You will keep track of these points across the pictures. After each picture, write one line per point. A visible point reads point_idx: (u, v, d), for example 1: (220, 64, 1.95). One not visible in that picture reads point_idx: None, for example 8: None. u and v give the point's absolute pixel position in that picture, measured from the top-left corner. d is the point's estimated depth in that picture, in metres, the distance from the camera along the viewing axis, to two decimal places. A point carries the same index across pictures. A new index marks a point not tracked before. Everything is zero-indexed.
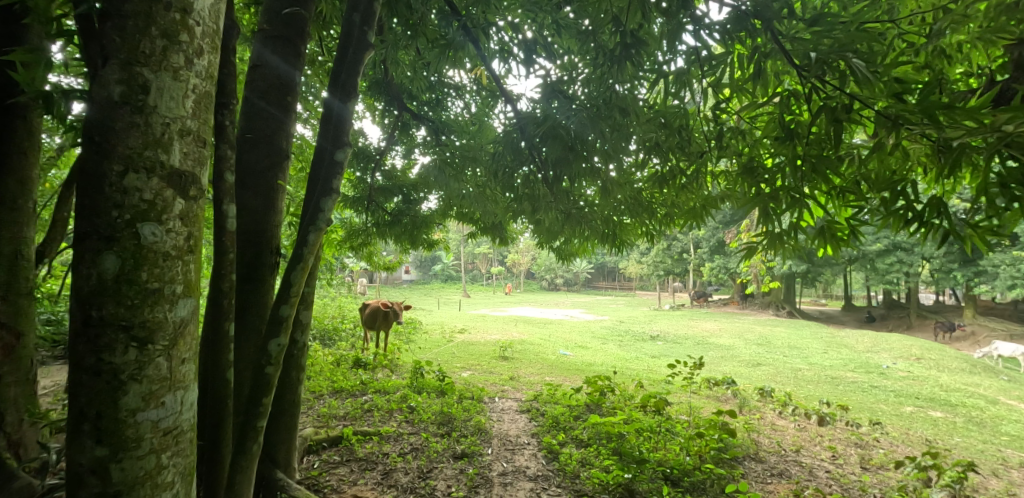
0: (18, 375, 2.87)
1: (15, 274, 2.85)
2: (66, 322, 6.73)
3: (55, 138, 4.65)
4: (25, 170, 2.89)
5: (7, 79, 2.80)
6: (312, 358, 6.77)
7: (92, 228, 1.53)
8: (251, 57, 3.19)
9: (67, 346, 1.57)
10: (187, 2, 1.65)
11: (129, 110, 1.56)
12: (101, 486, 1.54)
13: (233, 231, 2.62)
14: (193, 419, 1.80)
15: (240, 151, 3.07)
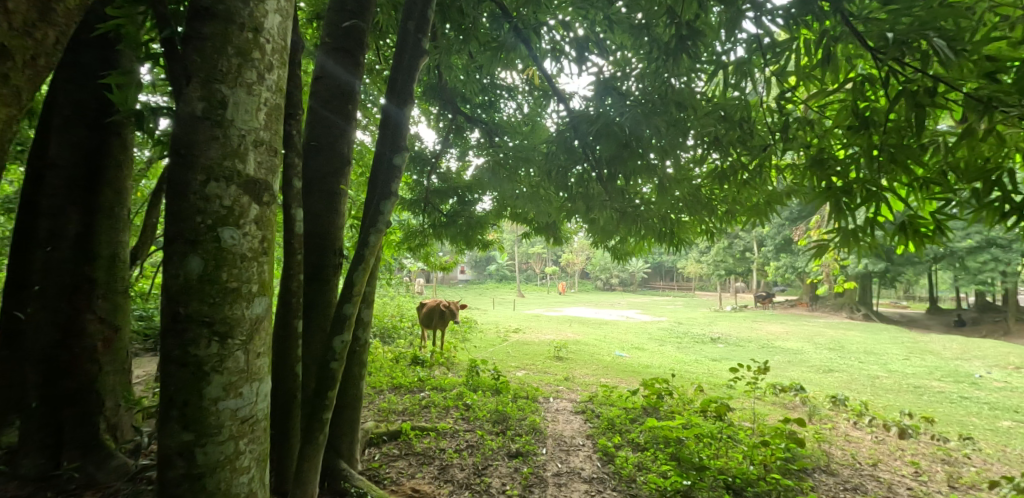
0: (116, 365, 3.21)
1: (115, 274, 3.19)
2: (155, 318, 7.39)
3: (145, 150, 5.13)
4: (120, 181, 3.23)
5: (105, 100, 3.15)
6: (373, 355, 7.04)
7: (178, 233, 1.68)
8: (315, 68, 3.37)
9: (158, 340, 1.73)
10: (258, 22, 1.78)
11: (209, 124, 1.70)
12: (187, 467, 1.69)
13: (301, 233, 2.78)
14: (267, 409, 1.93)
15: (307, 159, 3.25)
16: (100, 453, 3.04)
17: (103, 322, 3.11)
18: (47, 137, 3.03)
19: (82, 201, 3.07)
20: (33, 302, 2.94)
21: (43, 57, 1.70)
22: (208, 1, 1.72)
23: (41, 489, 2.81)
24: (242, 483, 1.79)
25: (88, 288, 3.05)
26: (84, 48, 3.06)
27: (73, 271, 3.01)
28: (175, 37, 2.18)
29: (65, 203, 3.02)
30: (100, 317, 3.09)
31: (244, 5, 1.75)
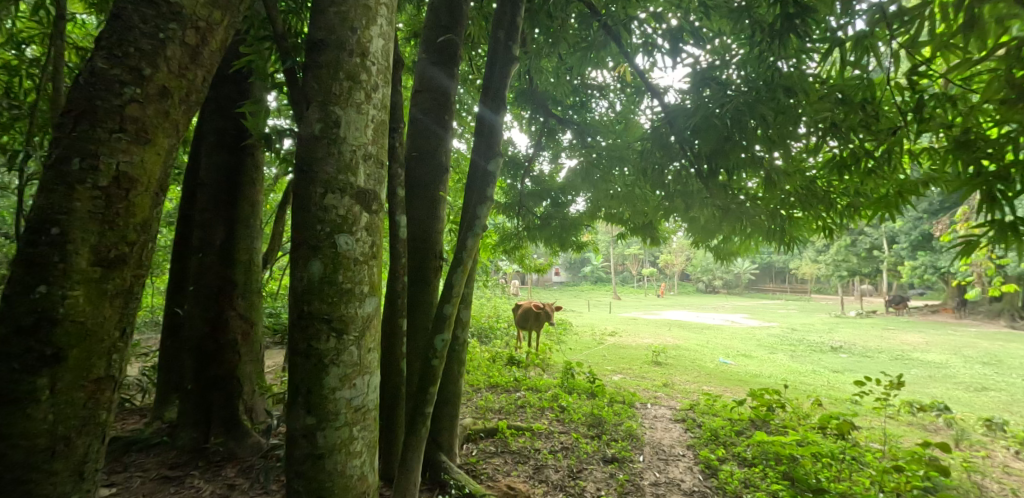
0: (253, 355, 3.69)
1: (250, 276, 3.66)
2: (282, 315, 8.34)
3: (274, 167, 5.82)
4: (253, 196, 3.72)
5: (240, 127, 3.67)
6: (471, 354, 7.31)
7: (303, 240, 1.88)
8: (415, 83, 3.59)
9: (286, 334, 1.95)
10: (364, 47, 1.95)
11: (326, 142, 1.89)
12: (310, 448, 1.89)
13: (405, 238, 2.97)
14: (376, 400, 2.10)
15: (410, 168, 3.48)
16: (239, 431, 3.51)
17: (242, 317, 3.59)
18: (200, 161, 3.61)
19: (225, 213, 3.58)
20: (190, 300, 3.47)
21: (195, 93, 1.99)
22: (323, 33, 1.92)
23: (194, 458, 3.36)
24: (356, 466, 1.97)
25: (229, 288, 3.54)
26: (223, 83, 3.62)
27: (218, 274, 3.53)
28: (295, 66, 2.46)
29: (211, 216, 3.55)
30: (239, 313, 3.58)
31: (352, 33, 1.94)
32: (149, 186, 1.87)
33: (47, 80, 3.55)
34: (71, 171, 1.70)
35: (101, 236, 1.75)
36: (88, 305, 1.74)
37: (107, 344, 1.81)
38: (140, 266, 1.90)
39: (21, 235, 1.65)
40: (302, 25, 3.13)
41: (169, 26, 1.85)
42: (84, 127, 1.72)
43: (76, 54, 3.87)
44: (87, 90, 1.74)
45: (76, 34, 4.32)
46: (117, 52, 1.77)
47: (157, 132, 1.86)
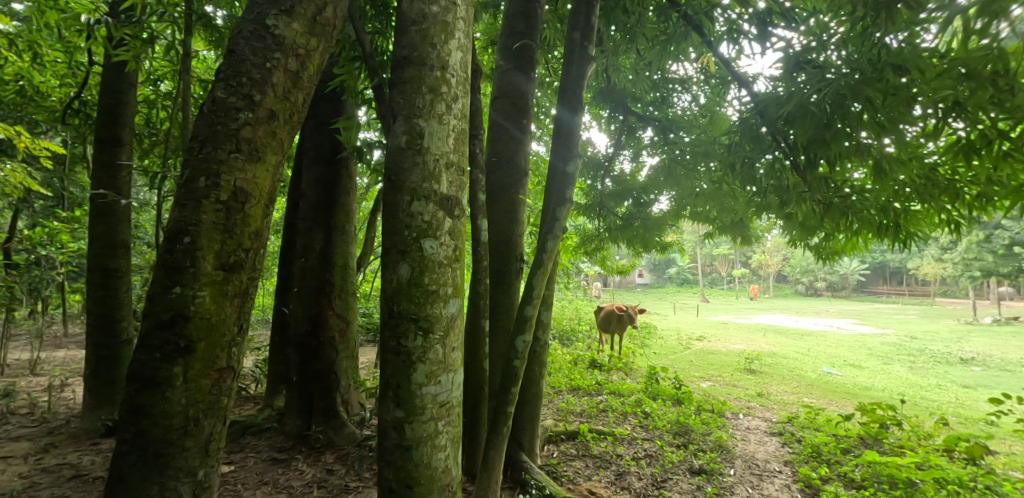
0: (349, 351, 4.00)
1: (346, 278, 3.98)
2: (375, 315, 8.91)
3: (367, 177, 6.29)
4: (348, 204, 4.04)
5: (336, 141, 4.00)
6: (553, 355, 7.33)
7: (392, 244, 2.01)
8: (493, 89, 3.68)
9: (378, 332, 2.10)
10: (444, 61, 2.05)
11: (411, 153, 2.01)
12: (399, 438, 2.02)
13: (486, 241, 3.06)
14: (460, 396, 2.19)
15: (490, 173, 3.57)
16: (337, 421, 3.82)
17: (339, 316, 3.91)
18: (303, 175, 3.99)
19: (324, 220, 3.92)
20: (296, 300, 3.85)
21: (296, 114, 2.21)
22: (406, 51, 2.05)
23: (299, 444, 3.71)
24: (440, 459, 2.06)
25: (328, 290, 3.86)
26: (320, 102, 3.98)
27: (319, 276, 3.87)
28: (382, 83, 2.64)
29: (313, 223, 3.91)
30: (337, 312, 3.90)
31: (433, 49, 2.04)
32: (260, 199, 2.10)
33: (180, 111, 4.11)
34: (199, 188, 1.96)
35: (223, 244, 2.00)
36: (213, 304, 2.00)
37: (229, 338, 2.07)
38: (253, 270, 2.15)
39: (162, 244, 1.94)
40: (388, 43, 3.36)
41: (274, 56, 2.08)
42: (208, 149, 1.98)
43: (201, 86, 4.45)
44: (210, 117, 2.00)
45: (201, 68, 4.96)
46: (233, 82, 2.02)
47: (266, 151, 2.10)
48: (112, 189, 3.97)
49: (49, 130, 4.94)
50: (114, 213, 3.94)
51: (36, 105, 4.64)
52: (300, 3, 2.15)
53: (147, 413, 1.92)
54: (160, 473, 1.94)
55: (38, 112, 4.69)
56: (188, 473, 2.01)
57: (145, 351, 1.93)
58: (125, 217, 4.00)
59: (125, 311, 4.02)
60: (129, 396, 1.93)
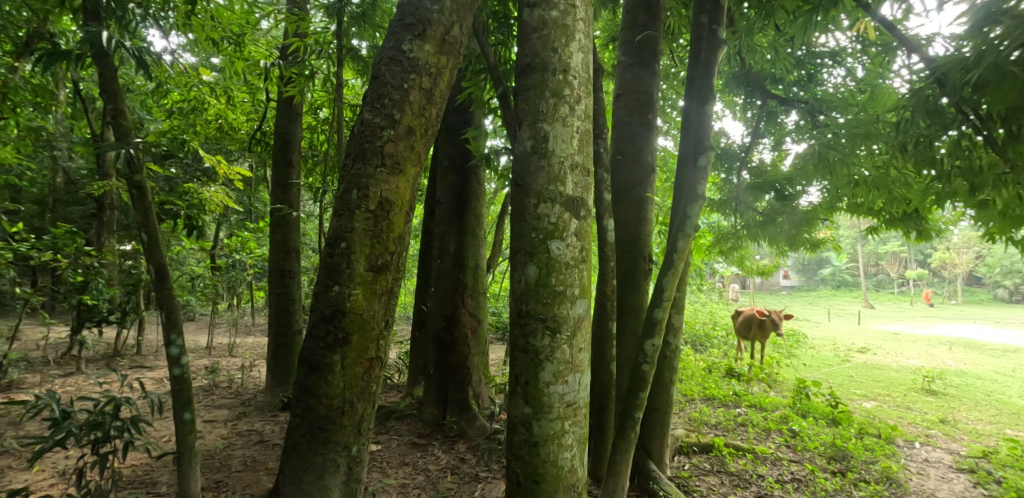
0: (479, 348, 4.22)
1: (477, 279, 4.22)
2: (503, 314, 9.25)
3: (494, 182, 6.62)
4: (477, 208, 4.29)
5: (465, 150, 4.28)
6: (684, 361, 6.95)
7: (521, 246, 2.09)
8: (616, 86, 3.62)
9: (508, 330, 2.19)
10: (566, 64, 2.08)
11: (537, 156, 2.06)
12: (527, 434, 2.08)
13: (612, 242, 3.01)
14: (587, 398, 2.19)
15: (615, 172, 3.51)
16: (469, 413, 4.05)
17: (471, 314, 4.16)
18: (438, 183, 4.34)
19: (457, 225, 4.20)
20: (433, 298, 4.18)
21: (431, 128, 2.41)
22: (528, 58, 2.11)
23: (435, 431, 4.02)
24: (566, 458, 2.08)
25: (461, 289, 4.14)
26: (451, 115, 4.28)
27: (454, 276, 4.16)
28: (507, 91, 2.76)
29: (448, 228, 4.21)
30: (469, 310, 4.16)
31: (554, 53, 2.08)
32: (401, 208, 2.33)
33: (336, 132, 4.71)
34: (352, 200, 2.23)
35: (373, 247, 2.26)
36: (364, 301, 2.25)
37: (377, 331, 2.32)
38: (397, 271, 2.38)
39: (325, 248, 2.24)
40: (511, 52, 3.50)
41: (410, 77, 2.29)
42: (359, 165, 2.24)
43: (351, 110, 5.04)
44: (360, 136, 2.26)
45: (350, 95, 5.62)
46: (377, 104, 2.27)
47: (406, 164, 2.31)
48: (286, 203, 4.68)
49: (242, 156, 5.99)
50: (288, 223, 4.64)
51: (230, 138, 5.65)
52: (430, 26, 2.33)
53: (314, 393, 2.23)
54: (324, 445, 2.25)
55: (232, 143, 5.72)
56: (345, 447, 2.30)
57: (312, 340, 2.25)
58: (296, 227, 4.69)
59: (297, 306, 4.71)
60: (300, 377, 2.27)
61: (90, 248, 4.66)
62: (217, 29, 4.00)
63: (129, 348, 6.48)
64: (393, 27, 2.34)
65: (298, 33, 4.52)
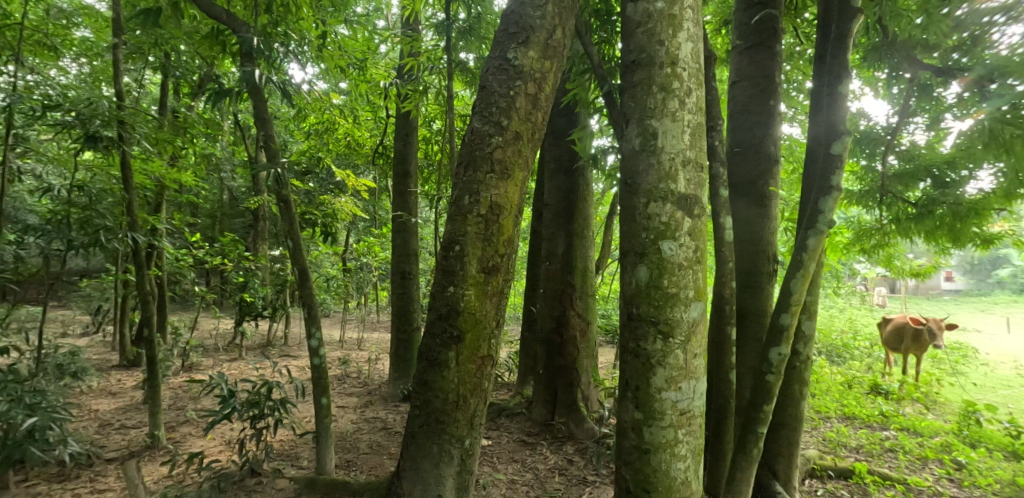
0: (587, 350, 4.19)
1: (586, 281, 4.20)
2: (612, 317, 9.07)
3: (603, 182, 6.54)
4: (584, 210, 4.27)
5: (571, 152, 4.29)
6: (817, 373, 6.24)
7: (630, 247, 2.02)
8: (731, 73, 3.39)
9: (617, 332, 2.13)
10: (674, 56, 1.99)
11: (646, 155, 2.00)
12: (637, 440, 2.00)
13: (731, 242, 2.82)
14: (702, 407, 2.06)
15: (732, 166, 3.28)
16: (578, 415, 4.03)
17: (580, 316, 4.15)
18: (546, 186, 4.39)
19: (565, 227, 4.22)
20: (541, 300, 4.25)
21: (537, 131, 2.46)
22: (634, 54, 2.05)
23: (543, 432, 4.06)
24: (679, 469, 1.97)
25: (570, 291, 4.16)
26: (556, 118, 4.32)
27: (563, 278, 4.18)
28: (613, 89, 2.72)
29: (556, 230, 4.25)
30: (578, 312, 4.16)
31: (661, 46, 2.00)
32: (510, 211, 2.40)
33: (448, 142, 4.99)
34: (464, 205, 2.35)
35: (484, 250, 2.35)
36: (477, 301, 2.35)
37: (489, 330, 2.40)
38: (507, 272, 2.45)
39: (440, 251, 2.38)
40: (615, 49, 3.45)
41: (516, 84, 2.36)
42: (470, 171, 2.35)
43: (462, 120, 5.30)
44: (470, 145, 2.37)
45: (460, 105, 5.91)
46: (486, 113, 2.36)
47: (514, 168, 2.38)
48: (405, 210, 5.06)
49: (368, 168, 6.60)
50: (407, 229, 5.01)
51: (358, 153, 6.25)
52: (534, 33, 2.37)
53: (431, 386, 2.38)
54: (441, 436, 2.39)
55: (360, 157, 6.32)
56: (459, 440, 2.42)
57: (429, 336, 2.40)
58: (414, 232, 5.05)
59: (415, 306, 5.06)
60: (419, 371, 2.43)
61: (248, 253, 5.45)
62: (343, 56, 4.46)
63: (279, 339, 7.46)
64: (498, 38, 2.42)
65: (412, 53, 4.87)
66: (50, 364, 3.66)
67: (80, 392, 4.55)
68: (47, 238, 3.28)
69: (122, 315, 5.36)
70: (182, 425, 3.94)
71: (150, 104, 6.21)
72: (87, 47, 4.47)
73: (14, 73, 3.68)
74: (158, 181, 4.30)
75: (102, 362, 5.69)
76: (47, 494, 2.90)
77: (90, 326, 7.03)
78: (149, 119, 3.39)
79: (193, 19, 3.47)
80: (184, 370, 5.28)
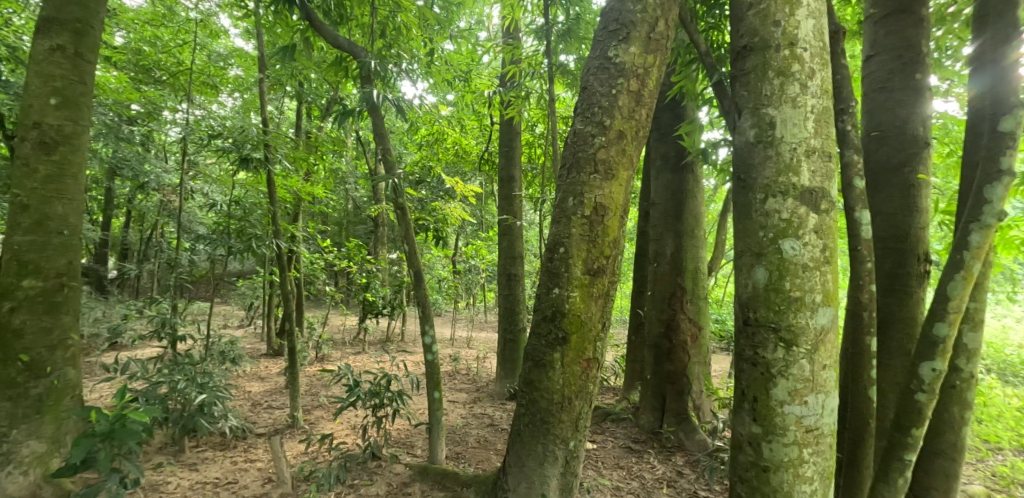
0: (699, 357, 3.94)
1: (697, 283, 3.97)
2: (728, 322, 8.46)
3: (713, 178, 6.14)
4: (695, 208, 4.04)
5: (680, 148, 4.08)
6: (987, 394, 5.23)
7: (746, 246, 1.83)
8: (864, 48, 2.99)
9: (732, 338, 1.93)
10: (793, 36, 1.80)
11: (762, 146, 1.80)
12: (755, 456, 1.77)
13: (869, 239, 2.46)
14: (834, 426, 1.79)
15: (868, 153, 2.87)
16: (689, 425, 3.81)
17: (691, 321, 3.93)
18: (653, 184, 4.23)
19: (673, 226, 4.01)
20: (650, 302, 4.10)
21: (641, 129, 2.39)
22: (746, 39, 1.89)
23: (652, 440, 3.90)
24: (805, 492, 1.71)
25: (680, 294, 3.95)
26: (662, 113, 4.15)
27: (673, 280, 3.99)
28: (724, 77, 2.54)
29: (664, 229, 4.06)
30: (689, 317, 3.94)
31: (777, 27, 1.82)
32: (615, 212, 2.36)
33: (551, 145, 5.05)
34: (568, 207, 2.35)
35: (589, 252, 2.33)
36: (582, 303, 2.34)
37: (594, 333, 2.38)
38: (613, 274, 2.41)
39: (545, 253, 2.39)
40: (725, 35, 3.22)
41: (618, 82, 2.31)
42: (573, 173, 2.35)
43: (564, 122, 5.32)
44: (574, 147, 2.37)
45: (562, 107, 5.93)
46: (588, 114, 2.34)
47: (619, 168, 2.34)
48: (511, 213, 5.20)
49: (475, 175, 6.93)
50: (513, 231, 5.15)
51: (465, 160, 6.59)
52: (635, 28, 2.31)
53: (536, 386, 2.40)
54: (545, 435, 2.41)
55: (467, 164, 6.65)
56: (562, 440, 2.42)
57: (535, 337, 2.42)
58: (519, 234, 5.17)
59: (521, 307, 5.17)
60: (525, 371, 2.47)
61: (370, 257, 6.02)
62: (449, 70, 4.73)
63: (397, 335, 8.11)
64: (598, 37, 2.39)
65: (514, 61, 5.01)
66: (215, 350, 4.36)
67: (238, 376, 5.35)
68: (213, 245, 3.93)
69: (269, 311, 6.20)
70: (317, 408, 4.46)
71: (288, 127, 7.12)
72: (240, 83, 5.27)
73: (187, 110, 4.45)
74: (296, 194, 4.92)
75: (253, 351, 6.63)
76: (212, 459, 3.46)
77: (244, 319, 8.23)
78: (286, 141, 3.90)
79: (320, 50, 3.92)
80: (317, 360, 5.96)
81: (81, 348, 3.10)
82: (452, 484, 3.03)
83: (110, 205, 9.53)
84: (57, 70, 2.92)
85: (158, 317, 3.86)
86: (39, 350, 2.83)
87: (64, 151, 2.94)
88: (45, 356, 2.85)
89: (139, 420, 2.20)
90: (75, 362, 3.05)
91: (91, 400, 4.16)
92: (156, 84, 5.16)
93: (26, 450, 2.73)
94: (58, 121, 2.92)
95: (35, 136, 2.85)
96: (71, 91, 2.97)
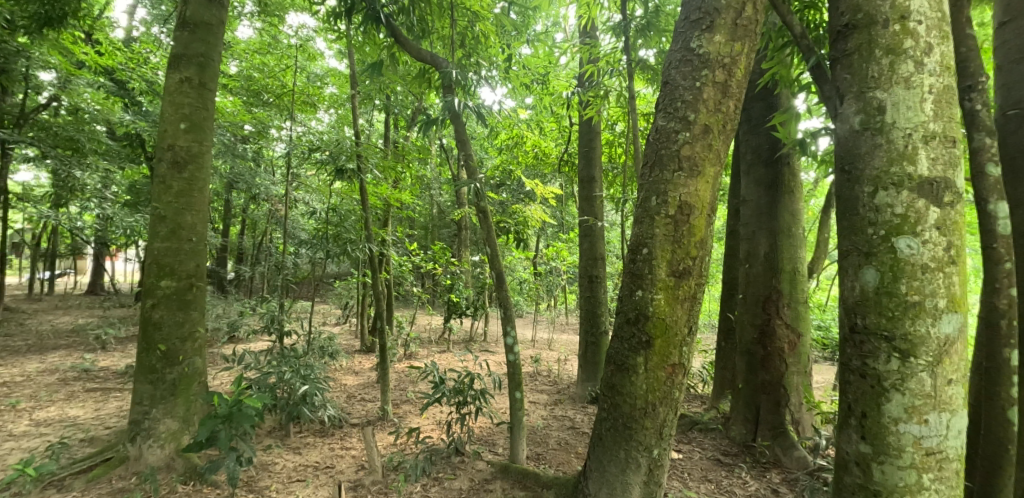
0: (799, 366, 3.63)
1: (795, 285, 3.66)
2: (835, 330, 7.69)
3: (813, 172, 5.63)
4: (793, 204, 3.72)
5: (774, 140, 3.79)
6: None
7: (853, 245, 1.66)
8: (998, 14, 2.60)
9: (837, 347, 1.75)
10: (904, 8, 1.61)
11: (869, 134, 1.62)
12: (863, 479, 1.59)
13: (1007, 234, 2.11)
14: (963, 451, 1.56)
15: (1004, 136, 2.48)
16: (787, 440, 3.51)
17: (789, 327, 3.63)
18: (744, 180, 3.97)
19: (768, 224, 3.73)
20: (742, 305, 3.86)
21: (729, 122, 2.25)
22: (846, 17, 1.72)
23: (744, 453, 3.66)
24: None
25: (776, 297, 3.66)
26: (753, 104, 3.90)
27: (767, 282, 3.70)
28: (822, 60, 2.32)
29: (756, 228, 3.80)
30: (786, 322, 3.64)
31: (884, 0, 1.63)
32: (702, 211, 2.25)
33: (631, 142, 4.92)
34: (652, 206, 2.27)
35: (674, 253, 2.24)
36: (666, 305, 2.25)
37: (680, 338, 2.28)
38: (700, 277, 2.30)
39: (628, 254, 2.34)
40: (823, 13, 2.95)
41: (702, 74, 2.20)
42: (656, 172, 2.27)
43: (645, 120, 5.17)
44: (656, 144, 2.29)
45: (643, 103, 5.76)
46: (671, 109, 2.25)
47: (704, 164, 2.22)
48: (591, 213, 5.13)
49: (555, 177, 6.94)
50: (593, 232, 5.07)
51: (545, 163, 6.63)
52: (719, 15, 2.19)
53: (619, 391, 2.35)
54: (627, 442, 2.35)
55: (546, 167, 6.69)
56: (645, 448, 2.34)
57: (618, 340, 2.37)
58: (600, 235, 5.08)
59: (602, 308, 5.08)
60: (607, 374, 2.43)
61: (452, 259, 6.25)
62: (526, 74, 4.80)
63: (479, 335, 8.32)
64: (680, 28, 2.30)
65: (591, 60, 4.95)
66: (316, 346, 4.76)
67: (336, 369, 5.81)
68: (314, 249, 4.30)
69: (363, 310, 6.67)
70: (405, 403, 4.72)
71: (378, 138, 7.60)
72: (336, 100, 5.72)
73: (291, 128, 4.92)
74: (385, 201, 5.24)
75: (348, 347, 7.15)
76: (314, 445, 3.79)
77: (341, 317, 8.88)
78: (376, 151, 4.18)
79: (405, 64, 4.17)
80: (406, 358, 6.30)
81: (207, 340, 3.54)
82: (532, 484, 3.05)
83: (229, 215, 10.76)
84: (186, 99, 3.37)
85: (269, 315, 4.30)
86: (173, 341, 3.27)
87: (192, 169, 3.38)
88: (178, 346, 3.29)
89: (253, 405, 2.47)
90: (202, 352, 3.48)
91: (214, 386, 4.76)
92: (265, 106, 5.72)
93: (163, 426, 3.20)
94: (187, 143, 3.36)
95: (170, 157, 3.32)
96: (197, 116, 3.41)
